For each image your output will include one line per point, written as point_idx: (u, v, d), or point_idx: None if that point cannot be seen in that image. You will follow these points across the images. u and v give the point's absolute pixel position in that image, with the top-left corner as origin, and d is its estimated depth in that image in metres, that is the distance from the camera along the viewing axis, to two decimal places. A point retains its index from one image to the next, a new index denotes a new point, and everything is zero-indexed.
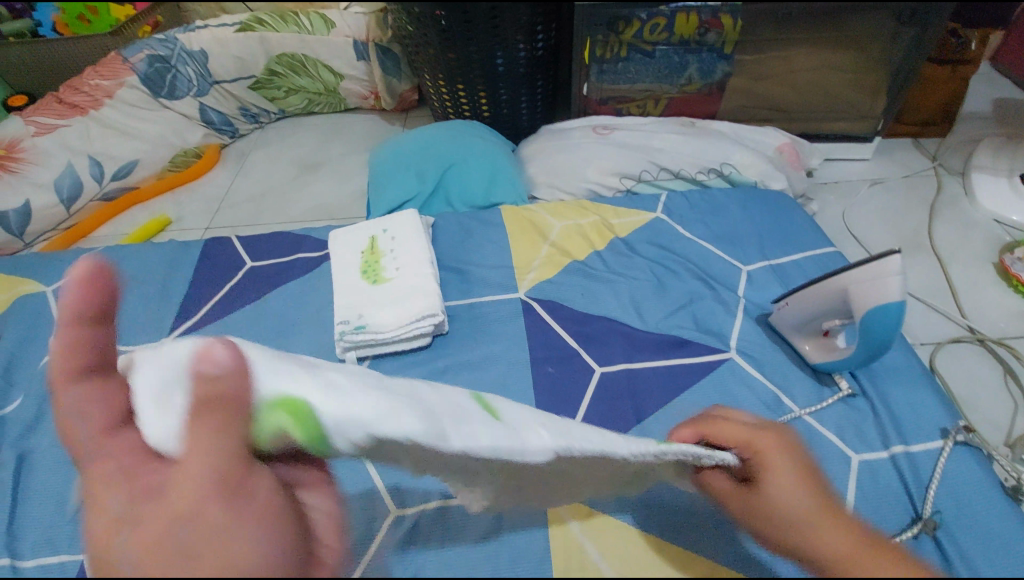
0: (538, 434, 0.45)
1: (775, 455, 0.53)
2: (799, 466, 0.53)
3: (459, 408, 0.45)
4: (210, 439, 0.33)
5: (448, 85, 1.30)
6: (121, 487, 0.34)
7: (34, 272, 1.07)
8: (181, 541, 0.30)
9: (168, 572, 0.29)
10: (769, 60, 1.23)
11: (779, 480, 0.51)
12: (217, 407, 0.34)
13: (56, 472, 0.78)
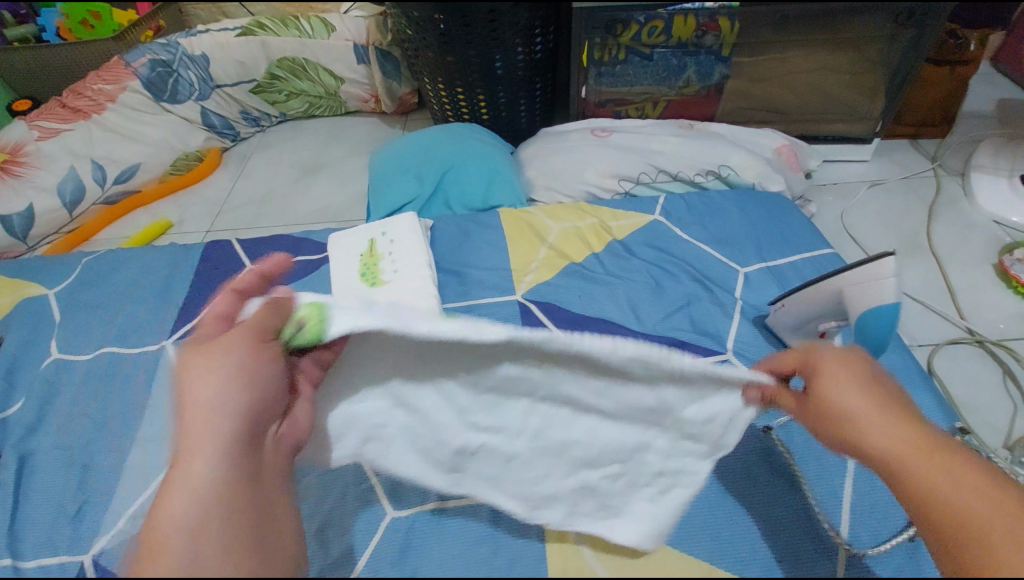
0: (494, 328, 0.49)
1: (839, 366, 0.52)
2: (860, 373, 0.52)
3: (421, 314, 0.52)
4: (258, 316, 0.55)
5: (448, 88, 1.31)
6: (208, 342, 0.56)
7: (37, 275, 1.08)
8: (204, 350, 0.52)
9: (189, 361, 0.50)
10: (767, 62, 1.23)
11: (845, 391, 0.51)
12: (272, 306, 0.57)
13: (58, 473, 0.79)
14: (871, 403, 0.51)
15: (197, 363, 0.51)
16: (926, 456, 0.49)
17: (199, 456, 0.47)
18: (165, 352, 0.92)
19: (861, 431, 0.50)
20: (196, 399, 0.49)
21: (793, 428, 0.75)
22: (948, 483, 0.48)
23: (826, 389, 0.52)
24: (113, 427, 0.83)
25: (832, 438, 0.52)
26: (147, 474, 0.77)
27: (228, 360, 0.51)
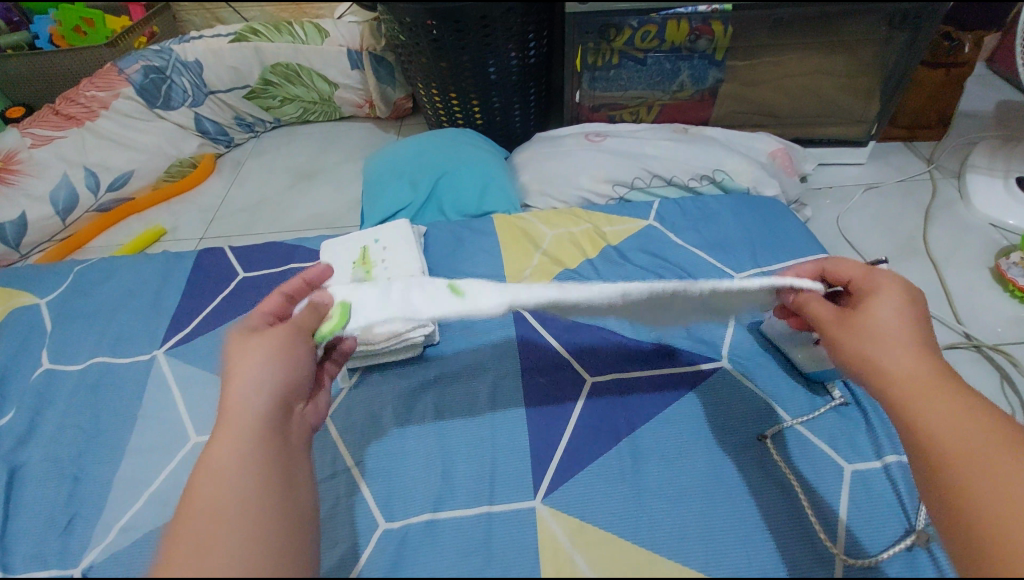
0: (490, 296, 0.59)
1: (897, 290, 0.57)
2: (913, 301, 0.56)
3: (434, 292, 0.62)
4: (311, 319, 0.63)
5: (441, 93, 1.30)
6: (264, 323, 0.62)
7: (28, 284, 1.07)
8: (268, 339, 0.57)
9: (253, 341, 0.56)
10: (761, 66, 1.22)
11: (887, 307, 0.55)
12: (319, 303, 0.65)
13: (46, 485, 0.78)
14: (913, 325, 0.54)
15: (244, 343, 0.56)
16: (936, 382, 0.50)
17: (238, 414, 0.50)
18: (156, 361, 0.91)
19: (880, 341, 0.53)
20: (243, 366, 0.54)
21: (787, 435, 0.75)
22: (944, 410, 0.49)
23: (870, 300, 0.56)
24: (104, 438, 0.82)
25: (851, 345, 0.56)
26: (138, 486, 0.77)
27: (276, 335, 0.57)
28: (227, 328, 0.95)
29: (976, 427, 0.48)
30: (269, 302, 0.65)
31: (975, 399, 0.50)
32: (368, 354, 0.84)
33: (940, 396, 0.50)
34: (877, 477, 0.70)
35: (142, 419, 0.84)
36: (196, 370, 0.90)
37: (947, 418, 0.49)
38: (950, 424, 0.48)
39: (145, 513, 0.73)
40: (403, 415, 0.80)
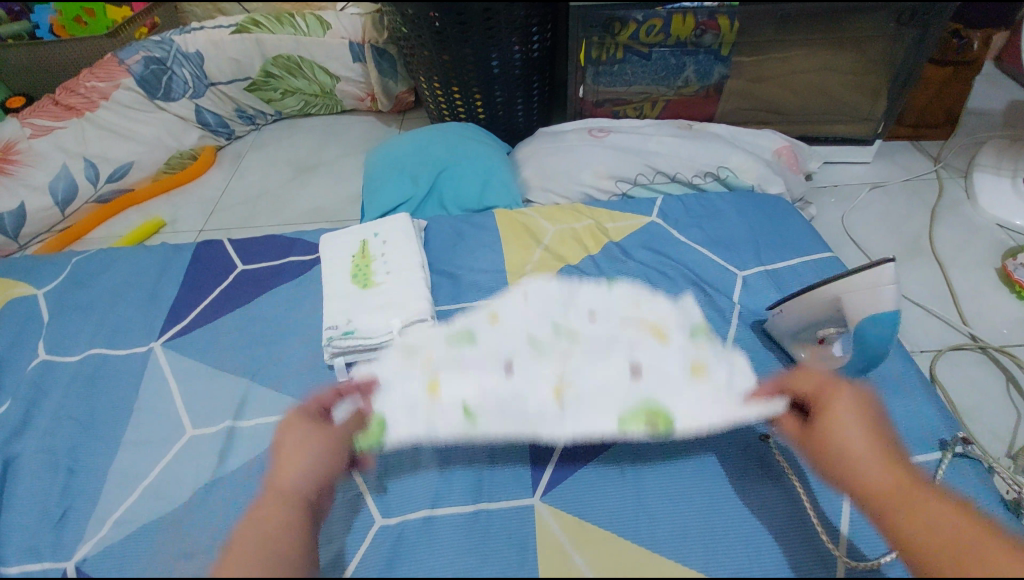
0: (497, 427, 0.71)
1: (846, 406, 0.63)
2: (864, 416, 0.63)
3: (449, 415, 0.72)
4: (349, 420, 0.72)
5: (443, 86, 1.29)
6: (304, 420, 0.70)
7: (26, 274, 1.06)
8: (303, 432, 0.68)
9: (295, 433, 0.68)
10: (768, 62, 1.21)
11: (840, 423, 0.61)
12: (358, 413, 0.73)
13: (41, 477, 0.77)
14: (869, 440, 0.60)
15: (298, 435, 0.68)
16: (907, 495, 0.56)
17: (280, 495, 0.61)
18: (153, 353, 0.91)
19: (847, 459, 0.59)
20: (290, 456, 0.65)
21: None
22: (921, 522, 0.54)
23: (828, 417, 0.62)
24: (100, 431, 0.82)
25: (824, 462, 0.62)
26: (134, 479, 0.76)
27: (318, 435, 0.68)
28: (225, 321, 0.94)
29: (954, 530, 0.52)
30: (323, 395, 0.75)
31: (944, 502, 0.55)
32: (367, 348, 0.84)
33: (919, 511, 0.54)
34: None
35: (138, 411, 0.83)
36: (193, 363, 0.89)
37: (930, 529, 0.53)
38: (933, 538, 0.52)
39: (140, 507, 0.73)
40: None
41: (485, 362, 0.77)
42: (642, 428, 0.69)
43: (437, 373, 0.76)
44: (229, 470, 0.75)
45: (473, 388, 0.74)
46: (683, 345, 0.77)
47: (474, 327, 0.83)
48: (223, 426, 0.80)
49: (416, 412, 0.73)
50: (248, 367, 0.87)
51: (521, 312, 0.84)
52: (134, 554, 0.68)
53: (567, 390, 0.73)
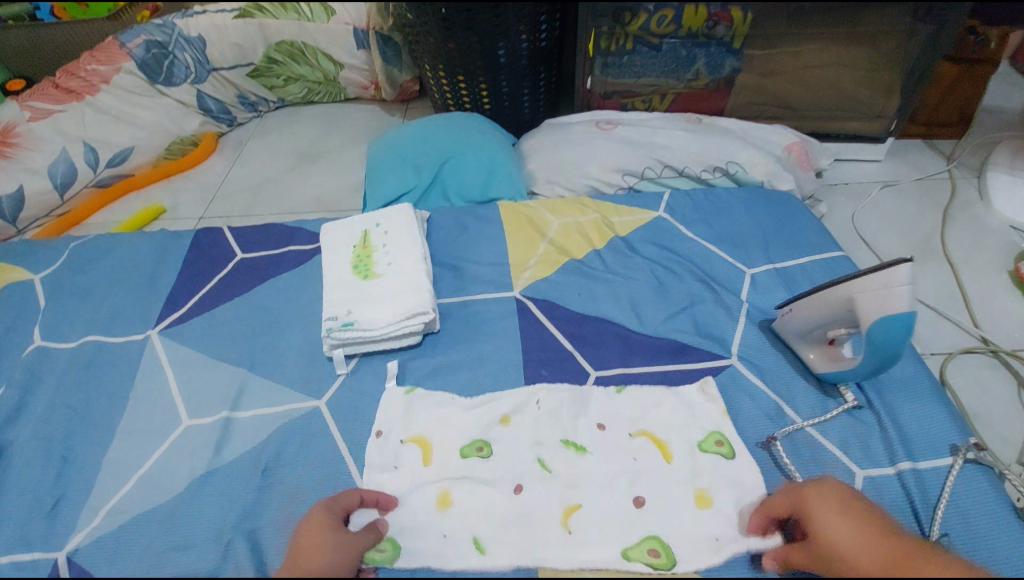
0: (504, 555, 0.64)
1: (822, 497, 0.59)
2: (847, 501, 0.58)
3: (450, 537, 0.66)
4: (367, 534, 0.64)
5: (449, 76, 1.27)
6: (332, 517, 0.62)
7: (23, 259, 1.05)
8: (332, 533, 0.60)
9: (325, 530, 0.60)
10: (779, 57, 1.19)
11: (826, 527, 0.56)
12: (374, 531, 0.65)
13: (35, 465, 0.76)
14: (855, 530, 0.55)
15: (324, 535, 0.59)
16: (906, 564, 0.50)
17: None
18: (150, 342, 0.89)
19: (846, 560, 0.54)
20: (319, 553, 0.57)
21: (796, 437, 0.73)
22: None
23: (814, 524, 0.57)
24: (95, 419, 0.80)
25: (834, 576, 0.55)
26: (128, 469, 0.75)
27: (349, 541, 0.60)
28: (223, 310, 0.93)
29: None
30: (348, 495, 0.67)
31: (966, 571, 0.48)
32: (367, 340, 0.83)
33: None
34: (889, 485, 0.68)
35: (134, 400, 0.82)
36: (190, 352, 0.87)
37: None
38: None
39: (134, 498, 0.72)
40: (402, 404, 0.78)
41: (496, 478, 0.70)
42: (646, 561, 0.63)
43: (450, 483, 0.70)
44: (224, 462, 0.74)
45: (482, 506, 0.68)
46: (719, 472, 0.69)
47: (489, 433, 0.75)
48: (219, 417, 0.79)
49: (426, 535, 0.66)
50: (246, 357, 0.86)
51: (536, 420, 0.75)
52: (127, 546, 0.67)
53: (575, 512, 0.67)
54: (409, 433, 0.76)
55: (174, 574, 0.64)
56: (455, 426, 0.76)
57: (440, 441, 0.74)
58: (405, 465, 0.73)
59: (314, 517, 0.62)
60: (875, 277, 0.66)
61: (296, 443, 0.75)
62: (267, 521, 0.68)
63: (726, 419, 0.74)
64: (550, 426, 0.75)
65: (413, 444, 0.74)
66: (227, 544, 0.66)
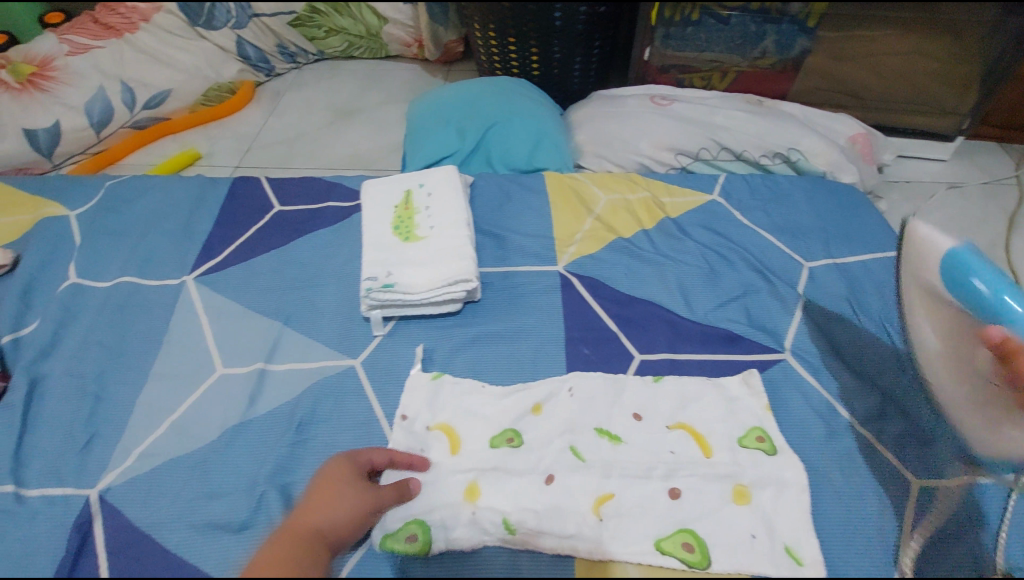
0: (547, 538, 0.62)
1: None
2: None
3: (483, 526, 0.63)
4: (385, 497, 0.62)
5: (499, 38, 1.21)
6: (353, 467, 0.62)
7: (60, 194, 1.03)
8: (349, 480, 0.60)
9: (340, 475, 0.60)
10: (853, 41, 1.10)
11: None
12: (395, 491, 0.64)
13: (67, 401, 0.75)
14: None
15: (342, 481, 0.59)
16: None
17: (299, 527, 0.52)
18: (185, 287, 0.88)
19: None
20: (326, 495, 0.57)
21: (846, 438, 0.70)
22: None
23: None
24: (127, 359, 0.80)
25: None
26: (160, 414, 0.74)
27: (359, 493, 0.59)
28: (260, 261, 0.91)
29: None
30: (378, 454, 0.65)
31: None
32: (405, 304, 0.81)
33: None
34: (949, 497, 0.65)
35: (168, 344, 0.81)
36: (226, 301, 0.86)
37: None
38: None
39: (165, 443, 0.71)
40: (428, 386, 0.75)
41: (527, 470, 0.68)
42: (680, 557, 0.61)
43: (479, 473, 0.67)
44: (258, 414, 0.73)
45: (511, 497, 0.66)
46: (763, 467, 0.66)
47: (519, 423, 0.72)
48: (254, 368, 0.78)
49: (456, 520, 0.64)
50: (283, 310, 0.84)
51: (569, 407, 0.73)
52: (159, 489, 0.67)
53: (609, 500, 0.65)
54: (435, 421, 0.72)
55: (206, 521, 0.64)
56: (485, 413, 0.73)
57: (466, 430, 0.72)
58: (431, 452, 0.70)
59: (340, 460, 0.62)
60: (910, 245, 0.66)
61: (330, 402, 0.74)
62: (300, 477, 0.67)
63: (769, 415, 0.71)
64: (583, 414, 0.72)
65: (439, 431, 0.71)
66: (260, 497, 0.65)
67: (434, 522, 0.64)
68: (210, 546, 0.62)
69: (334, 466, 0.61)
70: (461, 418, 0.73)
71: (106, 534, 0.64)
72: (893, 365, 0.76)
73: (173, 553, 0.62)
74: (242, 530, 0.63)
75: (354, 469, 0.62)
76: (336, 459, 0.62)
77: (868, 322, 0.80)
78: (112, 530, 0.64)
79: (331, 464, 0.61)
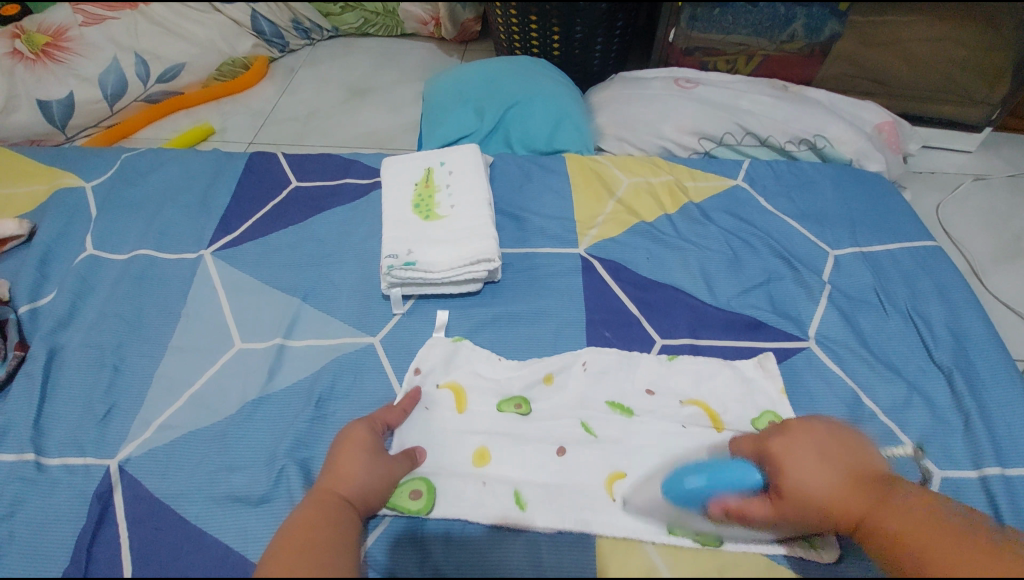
0: (555, 516, 0.61)
1: (789, 443, 0.59)
2: (825, 440, 0.59)
3: (494, 500, 0.63)
4: (403, 462, 0.63)
5: (520, 15, 1.19)
6: (369, 430, 0.63)
7: (76, 165, 1.02)
8: (371, 444, 0.61)
9: (360, 439, 0.61)
10: (885, 25, 1.09)
11: (806, 472, 0.56)
12: (408, 456, 0.64)
13: (86, 372, 0.75)
14: (839, 500, 0.55)
15: (364, 447, 0.60)
16: (877, 495, 0.55)
17: (327, 504, 0.54)
18: (202, 261, 0.87)
19: (793, 485, 0.55)
20: (350, 464, 0.58)
21: (870, 425, 0.69)
22: (822, 470, 0.56)
23: (788, 478, 0.56)
24: (145, 332, 0.79)
25: (797, 515, 0.55)
26: (179, 387, 0.74)
27: (381, 460, 0.61)
28: (278, 237, 0.90)
29: (765, 443, 0.60)
30: (388, 412, 0.67)
31: (838, 465, 0.57)
32: (425, 282, 0.80)
33: (861, 460, 0.58)
34: (971, 487, 0.64)
35: (185, 317, 0.81)
36: (244, 276, 0.85)
37: (823, 471, 0.56)
38: (820, 447, 0.58)
39: (184, 415, 0.71)
40: (447, 348, 0.76)
41: (540, 438, 0.68)
42: (692, 537, 0.59)
43: (490, 439, 0.68)
44: (277, 389, 0.73)
45: (522, 465, 0.66)
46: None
47: (530, 391, 0.72)
48: (273, 343, 0.77)
49: (467, 488, 0.64)
50: (301, 286, 0.84)
51: (582, 382, 0.73)
52: (181, 461, 0.67)
53: (622, 477, 0.64)
54: (445, 379, 0.73)
55: (226, 494, 0.64)
56: (497, 384, 0.73)
57: (476, 396, 0.72)
58: (439, 408, 0.70)
59: (354, 427, 0.63)
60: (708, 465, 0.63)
61: (349, 378, 0.74)
62: (319, 452, 0.67)
63: (784, 398, 0.70)
64: (596, 389, 0.72)
65: (448, 390, 0.72)
66: (280, 471, 0.65)
67: (440, 485, 0.64)
68: (230, 518, 0.62)
69: (350, 434, 0.62)
70: (471, 381, 0.73)
71: (126, 504, 0.64)
72: (917, 355, 0.75)
73: (193, 524, 0.62)
74: (263, 504, 0.63)
75: (372, 431, 0.63)
76: (350, 425, 0.63)
77: (894, 312, 0.79)
78: (132, 499, 0.64)
79: (347, 430, 0.63)
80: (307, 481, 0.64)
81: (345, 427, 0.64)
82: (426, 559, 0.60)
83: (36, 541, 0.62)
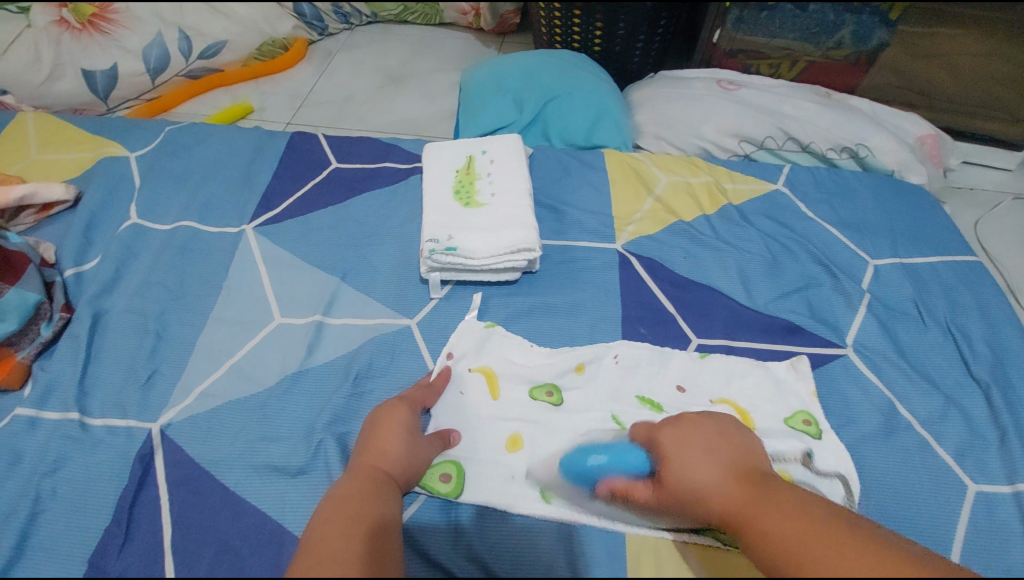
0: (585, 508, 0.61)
1: (672, 436, 0.61)
2: (717, 437, 0.60)
3: (523, 489, 0.63)
4: (435, 444, 0.63)
5: (563, 8, 1.18)
6: (404, 409, 0.64)
7: (121, 136, 1.04)
8: (406, 422, 0.62)
9: (390, 417, 0.62)
10: (936, 38, 1.07)
11: (688, 466, 0.57)
12: (439, 436, 0.65)
13: (129, 338, 0.76)
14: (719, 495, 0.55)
15: (399, 426, 0.61)
16: (762, 497, 0.54)
17: (368, 477, 0.56)
18: (244, 236, 0.88)
19: (671, 477, 0.58)
20: (384, 441, 0.60)
21: (905, 436, 0.68)
22: (705, 464, 0.57)
23: (669, 468, 0.58)
24: (187, 301, 0.81)
25: (678, 504, 0.57)
26: (220, 357, 0.75)
27: (416, 437, 0.62)
28: (318, 216, 0.91)
29: (657, 435, 0.62)
30: (422, 391, 0.68)
31: (724, 463, 0.57)
32: (464, 268, 0.80)
33: (750, 459, 0.58)
34: (1006, 503, 0.64)
35: (226, 289, 0.82)
36: (283, 253, 0.86)
37: (706, 468, 0.57)
38: (712, 443, 0.59)
39: (225, 385, 0.72)
40: (480, 333, 0.76)
41: (573, 428, 0.68)
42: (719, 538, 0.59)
43: (523, 426, 0.68)
44: (315, 364, 0.74)
45: (553, 454, 0.66)
46: (812, 448, 0.66)
47: (561, 379, 0.73)
48: (312, 320, 0.78)
49: (498, 473, 0.64)
50: (340, 265, 0.85)
51: (614, 374, 0.73)
52: (220, 430, 0.68)
53: None
54: (477, 363, 0.74)
55: (265, 464, 0.65)
56: (529, 372, 0.74)
57: (507, 382, 0.72)
58: (471, 391, 0.71)
59: (387, 408, 0.64)
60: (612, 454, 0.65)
61: (385, 358, 0.74)
62: (356, 427, 0.68)
63: (816, 400, 0.70)
64: (628, 382, 0.72)
65: (480, 374, 0.73)
66: (318, 444, 0.66)
67: (469, 469, 0.64)
68: (269, 487, 0.63)
69: (386, 414, 0.63)
70: (503, 366, 0.74)
71: (166, 467, 0.65)
72: (956, 370, 0.74)
73: (232, 491, 0.63)
74: (300, 475, 0.64)
75: (409, 410, 0.64)
76: (382, 406, 0.64)
77: (933, 325, 0.79)
78: (173, 463, 0.65)
79: (381, 409, 0.64)
80: (344, 455, 0.65)
81: (375, 408, 0.65)
82: (459, 541, 0.61)
83: (79, 498, 0.63)
